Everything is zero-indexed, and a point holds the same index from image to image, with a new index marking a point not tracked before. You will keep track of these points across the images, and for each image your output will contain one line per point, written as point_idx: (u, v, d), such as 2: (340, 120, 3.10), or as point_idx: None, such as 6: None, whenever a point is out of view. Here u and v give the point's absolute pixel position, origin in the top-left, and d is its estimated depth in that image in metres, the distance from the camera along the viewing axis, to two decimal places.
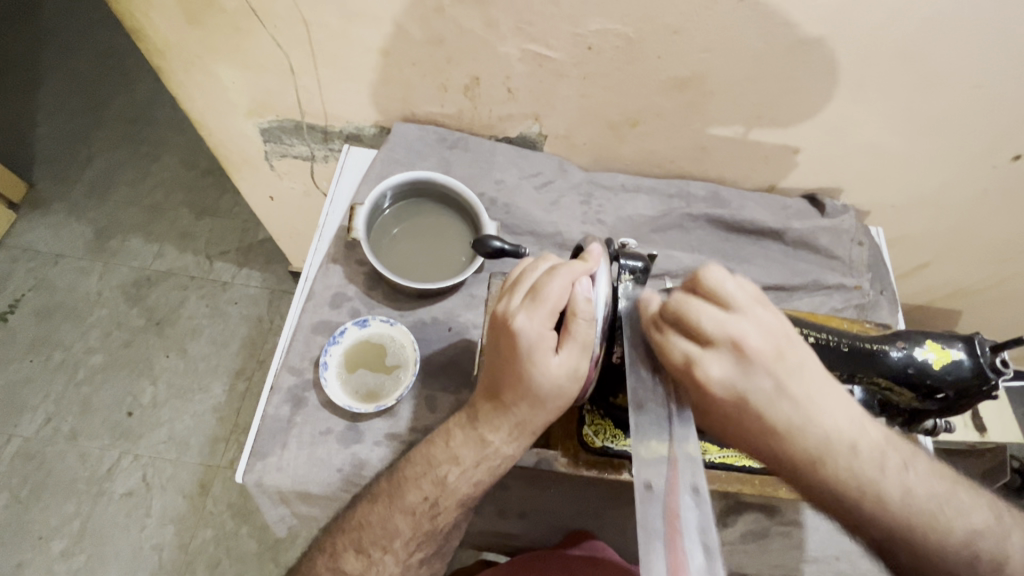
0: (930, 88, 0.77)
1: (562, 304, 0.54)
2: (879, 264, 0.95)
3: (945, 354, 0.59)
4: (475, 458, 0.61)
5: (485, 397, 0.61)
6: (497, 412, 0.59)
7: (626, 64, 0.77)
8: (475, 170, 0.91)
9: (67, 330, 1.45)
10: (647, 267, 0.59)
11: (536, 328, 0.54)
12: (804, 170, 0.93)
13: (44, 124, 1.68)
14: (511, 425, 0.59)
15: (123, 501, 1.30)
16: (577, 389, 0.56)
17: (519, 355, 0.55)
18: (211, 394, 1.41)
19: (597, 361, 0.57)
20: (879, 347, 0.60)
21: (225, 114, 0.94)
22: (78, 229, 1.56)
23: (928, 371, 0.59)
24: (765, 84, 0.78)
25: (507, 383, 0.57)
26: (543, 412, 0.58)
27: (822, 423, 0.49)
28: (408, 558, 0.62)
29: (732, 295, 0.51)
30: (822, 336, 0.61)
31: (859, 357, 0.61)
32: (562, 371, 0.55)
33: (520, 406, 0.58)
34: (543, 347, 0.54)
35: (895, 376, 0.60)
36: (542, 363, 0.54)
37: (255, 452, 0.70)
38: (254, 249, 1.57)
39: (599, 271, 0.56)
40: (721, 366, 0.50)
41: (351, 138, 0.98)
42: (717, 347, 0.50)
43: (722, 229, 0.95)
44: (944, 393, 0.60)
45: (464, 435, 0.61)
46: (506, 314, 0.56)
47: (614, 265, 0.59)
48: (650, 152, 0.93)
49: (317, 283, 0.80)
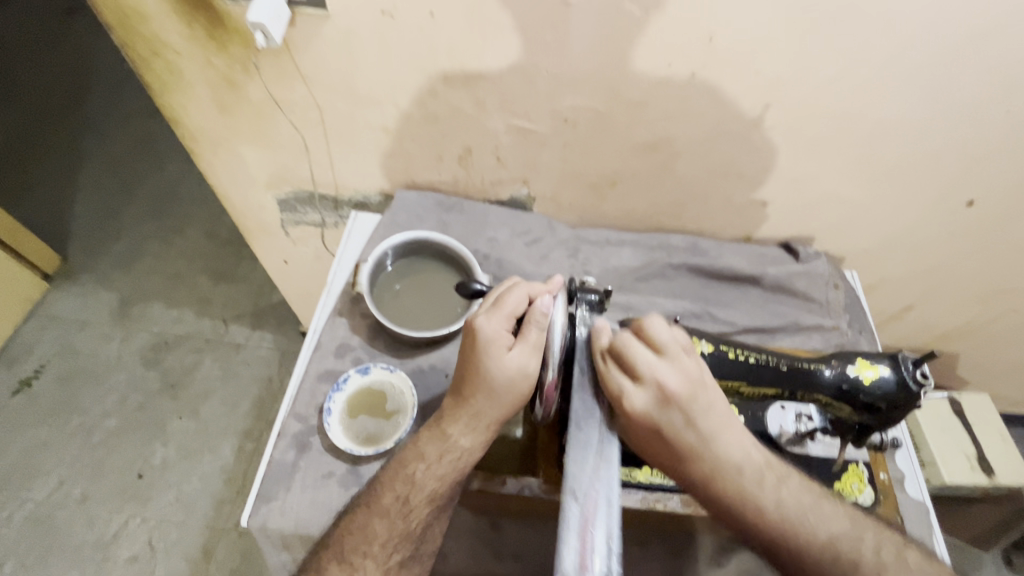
0: (875, 141, 0.85)
1: (517, 310, 0.62)
2: (856, 306, 0.99)
3: (872, 369, 0.63)
4: (437, 451, 0.65)
5: (449, 396, 0.67)
6: (457, 406, 0.65)
7: (599, 132, 0.87)
8: (470, 230, 1.00)
9: (86, 394, 1.51)
10: (602, 300, 0.64)
11: (492, 326, 0.61)
12: (775, 221, 1.01)
13: (81, 203, 1.83)
14: (467, 418, 0.64)
15: (128, 567, 1.30)
16: (529, 387, 0.62)
17: (476, 351, 0.62)
18: (220, 455, 1.44)
19: (555, 386, 0.59)
20: (814, 366, 0.65)
21: (246, 188, 1.05)
22: (104, 298, 1.66)
23: (860, 387, 0.62)
24: (725, 146, 0.87)
25: (466, 377, 0.64)
26: (496, 406, 0.63)
27: (721, 454, 0.57)
28: (388, 561, 0.65)
29: (666, 343, 0.58)
30: (760, 356, 0.67)
31: (794, 374, 0.65)
32: (514, 368, 0.61)
33: (477, 399, 0.63)
34: (498, 344, 0.61)
35: (828, 392, 0.64)
36: (498, 358, 0.61)
37: (260, 497, 0.73)
38: (267, 313, 1.66)
39: (554, 302, 0.61)
40: (644, 401, 0.55)
41: (359, 205, 1.08)
42: (645, 385, 0.55)
43: (702, 277, 1.01)
44: (876, 406, 0.63)
45: (429, 433, 0.67)
46: (471, 315, 0.63)
47: (574, 298, 0.64)
48: (630, 208, 1.02)
49: (324, 335, 0.87)
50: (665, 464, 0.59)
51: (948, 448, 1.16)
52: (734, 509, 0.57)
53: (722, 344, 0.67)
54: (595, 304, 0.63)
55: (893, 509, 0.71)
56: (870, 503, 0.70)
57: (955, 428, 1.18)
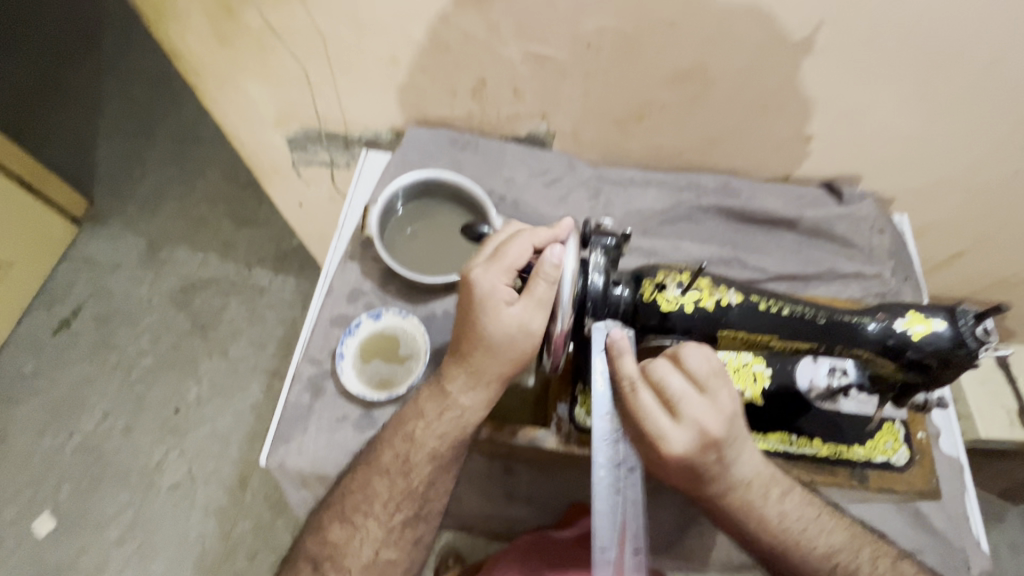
0: (945, 66, 0.74)
1: (518, 263, 0.59)
2: (903, 252, 0.91)
3: (925, 324, 0.55)
4: (437, 410, 0.65)
5: (449, 352, 0.65)
6: (456, 363, 0.63)
7: (626, 59, 0.78)
8: (485, 169, 0.94)
9: (122, 335, 1.57)
10: (619, 243, 0.60)
11: (488, 281, 0.58)
12: (819, 158, 0.92)
13: (103, 146, 1.82)
14: (466, 376, 0.63)
15: (171, 493, 1.39)
16: (529, 341, 0.59)
17: (470, 306, 0.59)
18: (249, 394, 1.49)
19: (564, 335, 0.56)
20: (856, 319, 0.58)
21: (255, 126, 1.01)
22: (131, 242, 1.68)
23: (907, 342, 0.56)
24: (767, 74, 0.78)
25: (464, 332, 0.61)
26: (496, 361, 0.61)
27: (739, 482, 0.58)
28: (390, 521, 0.67)
29: (705, 378, 0.55)
30: (796, 309, 0.60)
31: (834, 329, 0.58)
32: (510, 323, 0.58)
33: (472, 355, 0.61)
34: (496, 300, 0.58)
35: (871, 348, 0.57)
36: (494, 313, 0.58)
37: (277, 437, 0.74)
38: (288, 257, 1.66)
39: (566, 248, 0.56)
40: (683, 443, 0.53)
41: (370, 144, 1.03)
42: (683, 426, 0.53)
43: (733, 219, 0.94)
44: (925, 365, 0.56)
45: (429, 392, 0.66)
46: (467, 268, 0.60)
47: (588, 242, 0.60)
48: (658, 145, 0.94)
49: (336, 279, 0.85)
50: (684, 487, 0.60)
51: (987, 402, 1.10)
52: (743, 527, 0.60)
53: (751, 294, 0.60)
54: (612, 246, 0.59)
55: (929, 469, 0.67)
56: (903, 463, 0.67)
57: (996, 382, 1.12)
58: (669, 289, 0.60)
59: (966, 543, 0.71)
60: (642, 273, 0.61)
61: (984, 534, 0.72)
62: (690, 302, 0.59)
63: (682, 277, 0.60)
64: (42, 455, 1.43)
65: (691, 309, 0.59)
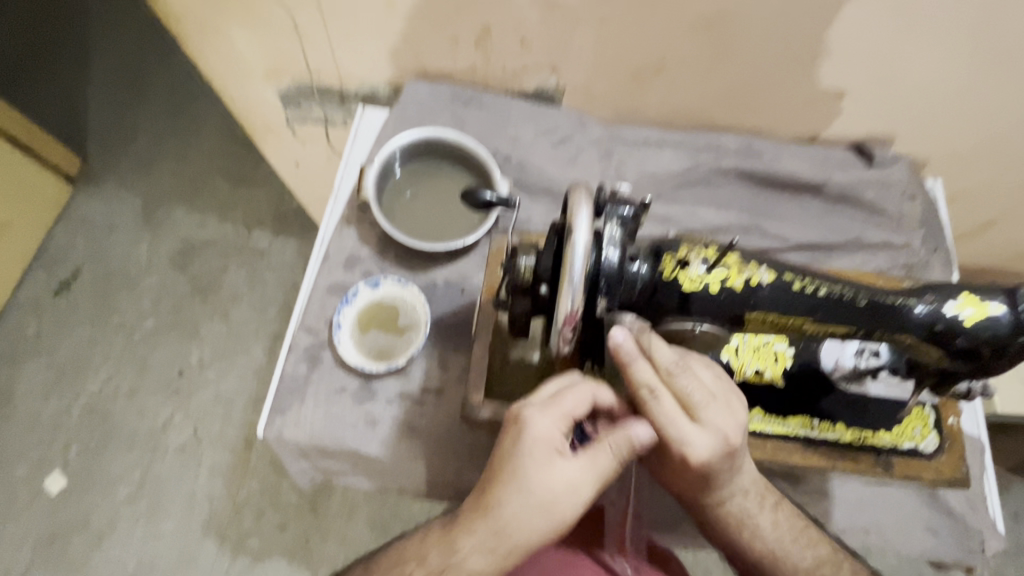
0: (1003, 11, 0.66)
1: (574, 410, 0.56)
2: (934, 221, 0.86)
3: (981, 308, 0.51)
4: (446, 561, 0.58)
5: (470, 500, 0.58)
6: (481, 514, 0.56)
7: (644, 4, 0.71)
8: (489, 127, 0.88)
9: (122, 297, 1.51)
10: (636, 213, 0.55)
11: (540, 425, 0.55)
12: (850, 117, 0.85)
13: (93, 100, 1.72)
14: (487, 534, 0.55)
15: (178, 454, 1.36)
16: (573, 503, 0.54)
17: (518, 453, 0.54)
18: (252, 357, 1.46)
19: (576, 316, 0.51)
20: (902, 301, 0.54)
21: (244, 79, 0.93)
22: (127, 201, 1.62)
23: (959, 327, 0.51)
24: (800, 20, 0.70)
25: (504, 483, 0.55)
26: (538, 518, 0.54)
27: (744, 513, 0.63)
28: None
29: (711, 385, 0.58)
30: (833, 288, 0.55)
31: (877, 310, 0.54)
32: (559, 484, 0.54)
33: (508, 509, 0.54)
34: (555, 447, 0.55)
35: (918, 332, 0.53)
36: (550, 464, 0.54)
37: (274, 409, 0.72)
38: (288, 219, 1.60)
39: (579, 218, 0.50)
40: (708, 448, 0.55)
41: (367, 100, 0.96)
42: (704, 431, 0.56)
43: (753, 183, 0.88)
44: (979, 352, 0.51)
45: (444, 532, 0.59)
46: (518, 412, 0.56)
47: (602, 212, 0.55)
48: (675, 102, 0.87)
49: (331, 245, 0.81)
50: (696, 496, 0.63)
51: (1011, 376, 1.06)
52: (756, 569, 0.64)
53: (786, 272, 0.56)
54: (629, 217, 0.54)
55: (959, 456, 0.64)
56: (932, 450, 0.64)
57: None
58: (692, 266, 0.55)
59: (982, 525, 0.71)
60: (662, 247, 0.56)
61: (1000, 516, 0.72)
62: (716, 280, 0.55)
63: (708, 252, 0.56)
64: (50, 416, 1.39)
65: (715, 289, 0.54)
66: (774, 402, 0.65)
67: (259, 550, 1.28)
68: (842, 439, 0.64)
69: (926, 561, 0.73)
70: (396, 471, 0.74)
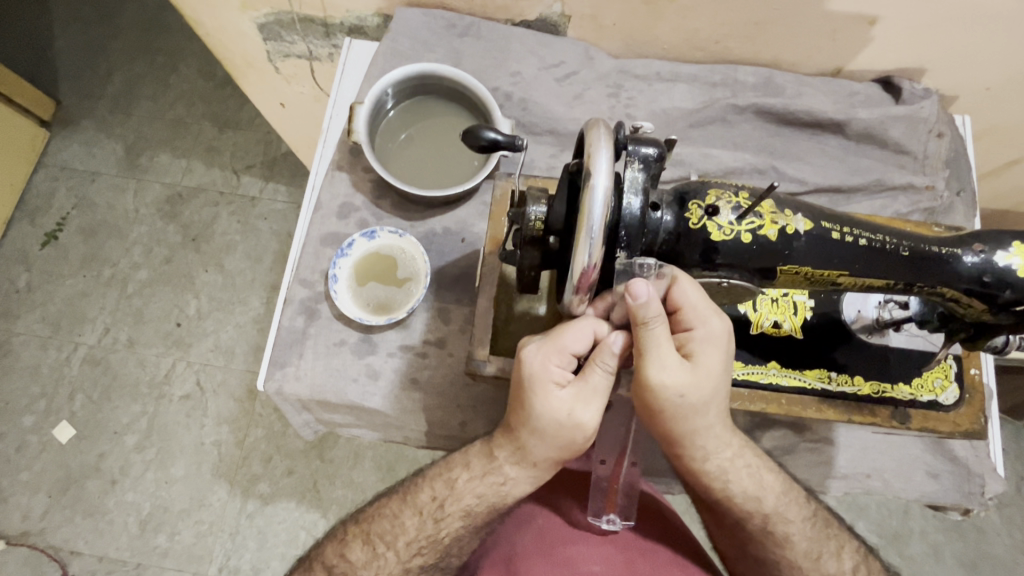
0: None
1: (578, 350, 0.54)
2: (960, 160, 0.82)
3: None
4: (481, 469, 0.61)
5: (501, 429, 0.60)
6: (507, 433, 0.59)
7: None
8: (488, 61, 0.81)
9: (111, 247, 1.47)
10: (661, 153, 0.51)
11: (539, 359, 0.54)
12: (882, 46, 0.77)
13: (59, 35, 1.59)
14: (512, 447, 0.58)
15: (183, 403, 1.37)
16: (580, 432, 0.54)
17: (520, 381, 0.54)
18: (249, 307, 1.43)
19: (594, 271, 0.48)
20: (950, 251, 0.52)
21: (218, 8, 0.84)
22: (107, 147, 1.53)
23: (1010, 278, 0.50)
24: None
25: (513, 407, 0.56)
26: (545, 442, 0.56)
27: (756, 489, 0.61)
28: (408, 560, 0.63)
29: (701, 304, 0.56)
30: (876, 239, 0.52)
31: (921, 262, 0.52)
32: (558, 412, 0.53)
33: (523, 433, 0.56)
34: (549, 377, 0.53)
35: (964, 284, 0.52)
36: (544, 394, 0.53)
37: (272, 363, 0.70)
38: (277, 164, 1.53)
39: (599, 160, 0.46)
40: (715, 356, 0.53)
41: (354, 31, 0.88)
42: (709, 337, 0.53)
43: (772, 122, 0.83)
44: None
45: (479, 447, 0.62)
46: (522, 343, 0.56)
47: (622, 154, 0.51)
48: (691, 31, 0.79)
49: (324, 193, 0.77)
50: (685, 437, 0.57)
51: None
52: (773, 548, 0.62)
53: (825, 220, 0.53)
54: (652, 157, 0.50)
55: (978, 409, 0.64)
56: (951, 402, 0.63)
57: None
58: (721, 214, 0.51)
59: (983, 470, 0.72)
60: (688, 194, 0.53)
61: (1002, 458, 0.73)
62: (748, 230, 0.51)
63: (739, 200, 0.52)
64: (51, 367, 1.39)
65: (748, 239, 0.51)
66: (794, 356, 0.63)
67: (269, 494, 1.31)
68: (861, 391, 0.63)
69: (925, 504, 0.75)
70: (400, 422, 0.73)
